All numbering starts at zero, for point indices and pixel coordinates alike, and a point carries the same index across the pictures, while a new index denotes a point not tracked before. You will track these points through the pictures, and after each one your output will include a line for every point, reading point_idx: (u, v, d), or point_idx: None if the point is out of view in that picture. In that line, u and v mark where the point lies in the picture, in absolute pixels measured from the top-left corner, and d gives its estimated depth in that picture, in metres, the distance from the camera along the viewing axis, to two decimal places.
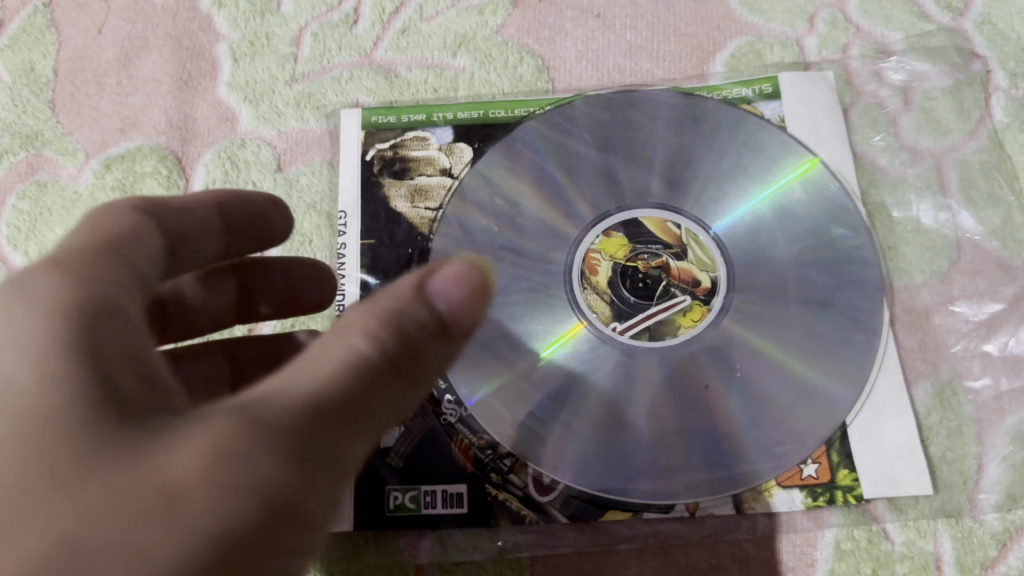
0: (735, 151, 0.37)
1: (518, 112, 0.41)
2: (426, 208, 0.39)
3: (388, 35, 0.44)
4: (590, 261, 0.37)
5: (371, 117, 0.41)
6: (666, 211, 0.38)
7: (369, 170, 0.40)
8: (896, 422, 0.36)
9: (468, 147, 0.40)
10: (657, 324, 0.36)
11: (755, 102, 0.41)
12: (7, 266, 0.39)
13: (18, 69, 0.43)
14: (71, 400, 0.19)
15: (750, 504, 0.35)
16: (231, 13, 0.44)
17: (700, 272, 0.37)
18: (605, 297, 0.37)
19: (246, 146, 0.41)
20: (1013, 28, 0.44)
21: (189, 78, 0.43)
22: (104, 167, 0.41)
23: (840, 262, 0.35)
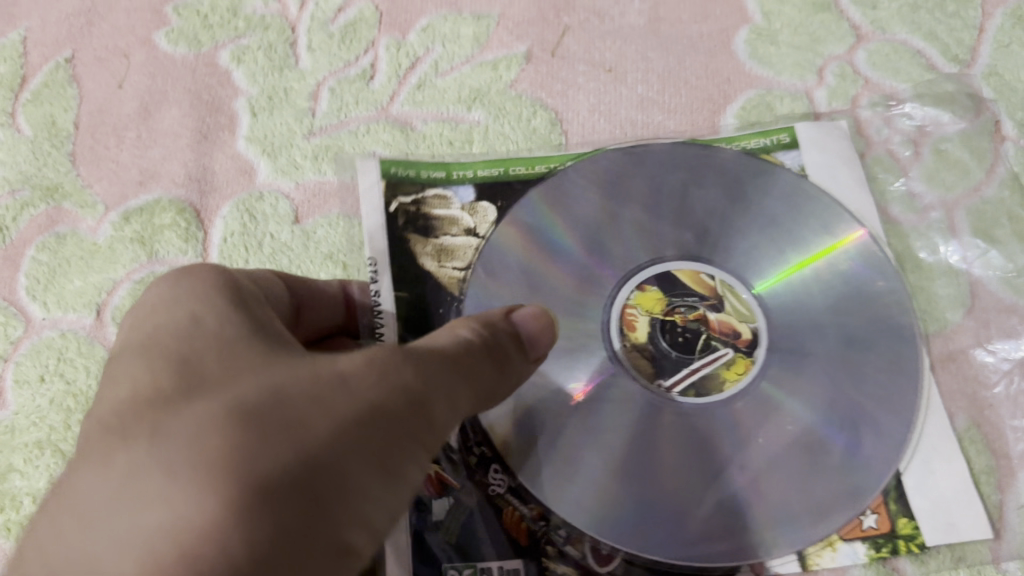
0: (759, 197, 0.38)
1: (540, 168, 0.42)
2: (453, 268, 0.38)
3: (403, 90, 0.45)
4: (627, 317, 0.37)
5: (390, 169, 0.41)
6: (697, 264, 0.37)
7: (394, 225, 0.40)
8: (947, 467, 0.36)
9: (491, 206, 0.40)
10: (701, 379, 0.35)
11: (774, 153, 0.42)
12: (25, 317, 0.40)
13: (39, 123, 0.44)
14: (243, 328, 0.25)
15: (813, 559, 0.35)
16: (250, 69, 0.45)
17: (739, 323, 0.37)
18: (644, 354, 0.36)
19: (264, 199, 0.42)
20: (1019, 79, 0.45)
21: (208, 132, 0.43)
22: (123, 219, 0.41)
23: (861, 308, 0.36)
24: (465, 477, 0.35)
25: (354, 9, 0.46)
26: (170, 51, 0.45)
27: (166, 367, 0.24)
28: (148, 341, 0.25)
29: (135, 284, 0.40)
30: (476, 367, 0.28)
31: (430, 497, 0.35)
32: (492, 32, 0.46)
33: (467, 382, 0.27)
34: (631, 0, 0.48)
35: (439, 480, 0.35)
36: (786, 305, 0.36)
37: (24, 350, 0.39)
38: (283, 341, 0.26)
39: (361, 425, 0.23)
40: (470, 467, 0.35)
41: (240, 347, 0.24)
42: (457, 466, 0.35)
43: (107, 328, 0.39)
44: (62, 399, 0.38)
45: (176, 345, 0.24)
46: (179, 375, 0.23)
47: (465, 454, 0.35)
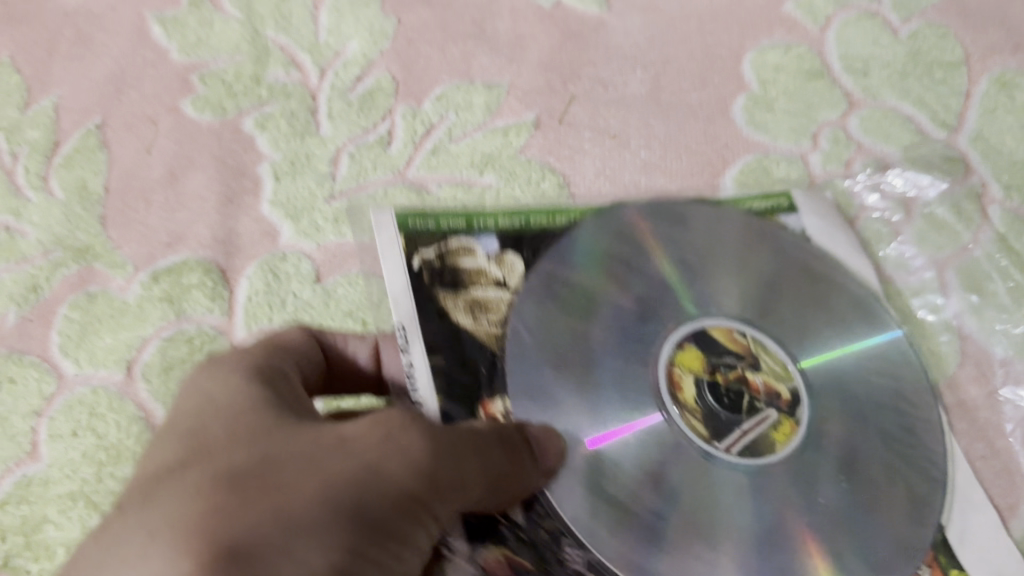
0: (767, 260, 0.39)
1: (557, 221, 0.42)
2: (491, 322, 0.36)
3: (419, 155, 0.47)
4: (674, 376, 0.35)
5: (409, 220, 0.40)
6: (730, 322, 0.37)
7: (420, 281, 0.37)
8: (982, 517, 0.38)
9: (517, 259, 0.39)
10: (755, 439, 0.34)
11: (779, 215, 0.44)
12: (57, 373, 0.41)
13: (71, 186, 0.46)
14: (265, 403, 0.29)
15: None
16: (273, 135, 0.47)
17: (777, 381, 0.36)
18: (698, 415, 0.34)
19: (286, 259, 0.44)
20: (1003, 143, 0.47)
21: (233, 195, 0.46)
22: (152, 279, 0.43)
23: (866, 362, 0.37)
24: (536, 558, 0.31)
25: (371, 79, 0.49)
26: (196, 118, 0.48)
27: (186, 441, 0.27)
28: (182, 418, 0.29)
29: (164, 341, 0.42)
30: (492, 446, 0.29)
31: None
32: (503, 101, 0.49)
33: (478, 457, 0.28)
34: (633, 70, 0.50)
35: (508, 562, 0.30)
36: (815, 376, 0.36)
37: (57, 406, 0.41)
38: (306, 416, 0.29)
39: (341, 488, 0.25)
40: (540, 544, 0.31)
41: (255, 419, 0.28)
42: (527, 545, 0.31)
43: (136, 384, 0.41)
44: (94, 452, 0.39)
45: (201, 422, 0.28)
46: (193, 447, 0.27)
47: (536, 527, 0.31)
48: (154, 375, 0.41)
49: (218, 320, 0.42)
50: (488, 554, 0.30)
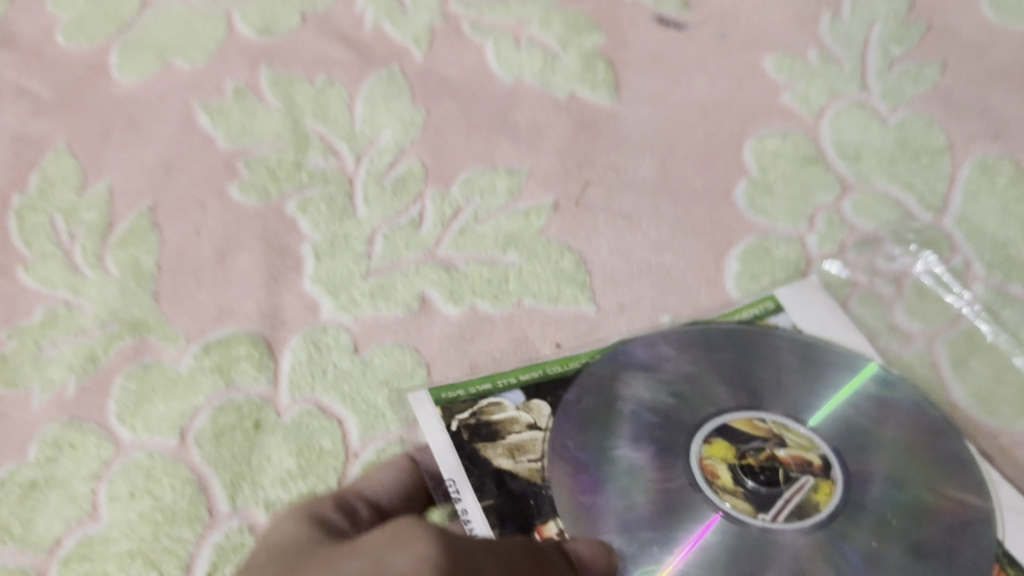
0: (769, 351, 0.41)
1: (572, 364, 0.44)
2: (530, 460, 0.38)
3: (447, 236, 0.51)
4: (708, 467, 0.37)
5: (441, 394, 0.43)
6: (749, 412, 0.39)
7: (459, 439, 0.40)
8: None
9: (542, 402, 0.41)
10: (796, 505, 0.36)
11: (767, 317, 0.47)
12: (115, 439, 0.44)
13: (125, 264, 0.50)
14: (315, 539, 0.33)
15: None
16: (313, 217, 0.51)
17: (805, 452, 0.38)
18: (738, 499, 0.36)
19: (327, 331, 0.47)
20: (986, 223, 0.51)
21: (277, 273, 0.49)
22: (203, 350, 0.47)
23: (883, 421, 0.39)
24: None
25: (403, 165, 0.53)
26: (242, 201, 0.52)
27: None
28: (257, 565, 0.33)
29: (214, 410, 0.45)
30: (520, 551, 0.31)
31: None
32: (524, 185, 0.53)
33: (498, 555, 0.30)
34: (643, 157, 0.54)
35: None
36: (824, 431, 0.38)
37: (115, 470, 0.44)
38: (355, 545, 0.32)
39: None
40: None
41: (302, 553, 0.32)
42: None
43: (189, 449, 0.44)
44: (151, 513, 0.42)
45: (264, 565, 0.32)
46: None
47: None
48: (206, 440, 0.44)
49: (263, 389, 0.46)
50: None
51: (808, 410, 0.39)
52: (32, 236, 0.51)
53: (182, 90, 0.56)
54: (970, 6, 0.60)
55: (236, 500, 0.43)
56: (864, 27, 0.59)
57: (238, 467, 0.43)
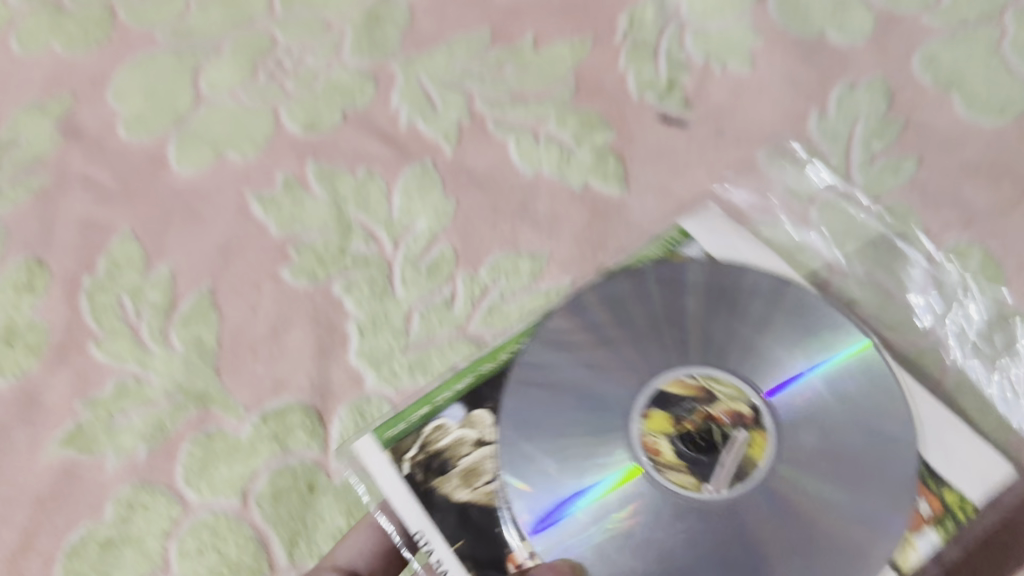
0: (698, 303, 0.49)
1: (502, 357, 0.50)
2: (482, 484, 0.46)
3: (477, 313, 0.56)
4: (650, 444, 0.46)
5: (385, 434, 0.49)
6: (678, 372, 0.47)
7: (414, 481, 0.47)
8: (954, 436, 0.48)
9: (481, 411, 0.48)
10: (733, 465, 0.45)
11: (677, 250, 0.56)
12: (183, 500, 0.50)
13: (189, 340, 0.55)
14: None
15: (902, 562, 0.44)
16: (357, 297, 0.57)
17: (735, 404, 0.47)
18: (683, 469, 0.45)
19: (371, 403, 0.53)
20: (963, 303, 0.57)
21: (327, 348, 0.55)
22: (262, 418, 0.52)
23: (782, 367, 0.47)
24: None
25: (437, 250, 0.59)
26: (293, 283, 0.57)
27: None
28: None
29: (273, 472, 0.51)
30: None
31: None
32: (546, 267, 0.59)
33: None
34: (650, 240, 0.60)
35: None
36: (755, 386, 0.47)
37: (185, 528, 0.49)
38: None
39: None
40: None
41: None
42: None
43: (250, 509, 0.50)
44: (219, 567, 0.48)
45: None
46: None
47: None
48: (265, 502, 0.50)
49: (316, 454, 0.51)
50: None
51: (739, 362, 0.48)
52: (102, 313, 0.57)
53: (235, 181, 0.62)
54: (946, 103, 0.65)
55: (295, 556, 0.49)
56: (849, 127, 0.65)
57: (297, 527, 0.49)
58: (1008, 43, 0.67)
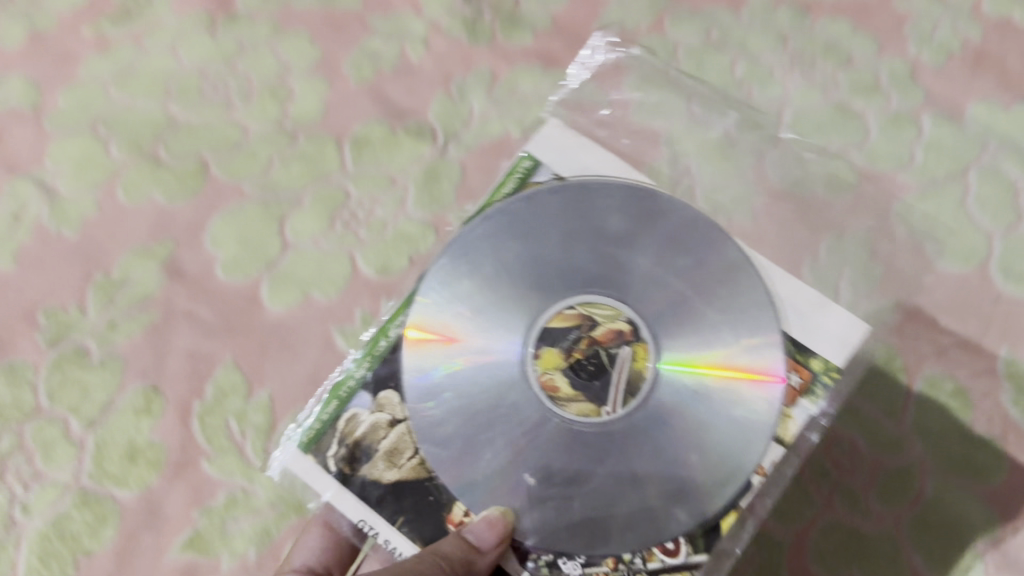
0: (552, 232, 0.72)
1: (390, 333, 0.75)
2: (403, 457, 0.70)
3: None
4: (547, 383, 0.69)
5: (307, 445, 0.72)
6: (556, 307, 0.70)
7: (342, 472, 0.70)
8: (829, 316, 0.73)
9: (387, 393, 0.72)
10: (625, 381, 0.68)
11: (534, 176, 0.81)
12: None
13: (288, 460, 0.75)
14: None
15: (785, 432, 0.69)
16: None
17: (610, 326, 0.70)
18: (580, 398, 0.69)
19: None
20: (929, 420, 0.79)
21: None
22: None
23: (620, 276, 0.71)
24: None
25: None
26: None
27: None
28: None
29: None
30: None
31: None
32: None
33: None
34: None
35: None
36: (621, 305, 0.70)
37: None
38: None
39: None
40: None
41: None
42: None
43: None
44: None
45: None
46: None
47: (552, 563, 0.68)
48: None
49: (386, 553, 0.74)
50: None
51: (603, 277, 0.71)
52: (212, 435, 0.75)
53: (321, 318, 0.80)
54: (922, 251, 0.83)
55: None
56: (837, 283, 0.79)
57: None
58: (972, 199, 0.85)
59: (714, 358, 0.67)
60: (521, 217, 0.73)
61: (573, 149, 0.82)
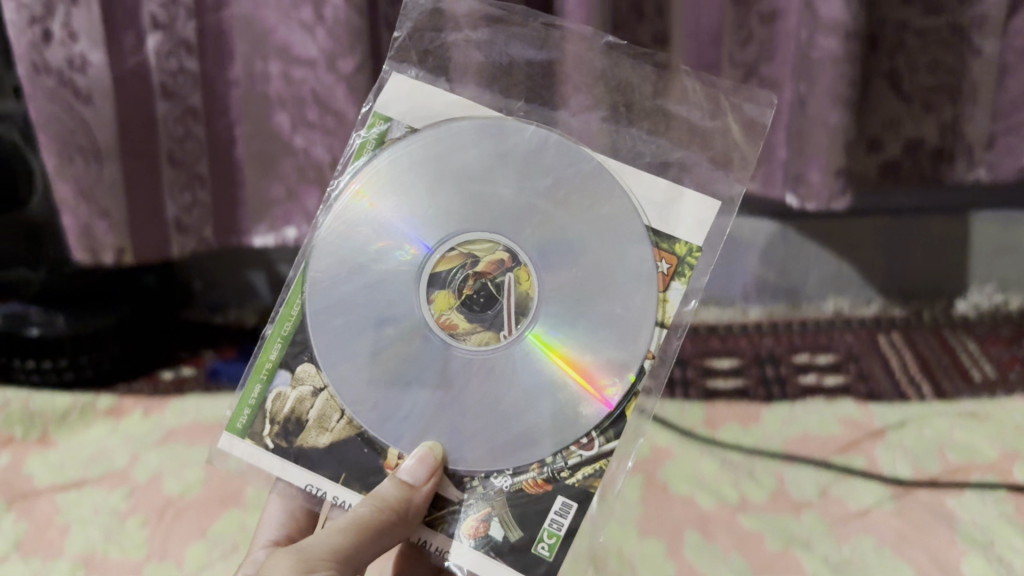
0: (437, 193, 1.09)
1: (292, 311, 1.11)
2: (331, 420, 1.09)
3: None
4: (445, 322, 1.09)
5: (236, 423, 1.12)
6: (440, 255, 1.09)
7: (281, 447, 1.10)
8: (701, 198, 1.08)
9: (306, 367, 1.10)
10: (514, 301, 1.08)
11: (387, 130, 1.14)
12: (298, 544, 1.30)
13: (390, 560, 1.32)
14: (350, 552, 0.99)
15: (666, 318, 1.06)
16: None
17: (493, 263, 1.09)
18: (477, 327, 1.09)
19: None
20: None
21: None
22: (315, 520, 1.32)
23: (474, 206, 1.08)
24: (492, 507, 1.06)
25: None
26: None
27: (350, 570, 1.00)
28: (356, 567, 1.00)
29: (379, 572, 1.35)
30: (342, 535, 0.98)
31: (489, 529, 1.05)
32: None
33: (338, 541, 0.98)
34: None
35: (484, 527, 1.06)
36: (496, 234, 1.08)
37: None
38: (352, 551, 0.99)
39: (336, 551, 0.98)
40: (488, 492, 1.07)
41: (352, 557, 0.99)
42: (487, 507, 1.06)
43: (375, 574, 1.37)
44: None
45: (355, 563, 1.00)
46: (346, 566, 0.99)
47: (482, 484, 1.07)
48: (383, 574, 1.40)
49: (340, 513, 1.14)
50: (479, 514, 1.06)
51: (472, 211, 1.08)
52: None
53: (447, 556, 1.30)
54: None
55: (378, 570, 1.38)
56: None
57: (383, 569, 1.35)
58: None
59: (567, 347, 1.06)
60: (400, 170, 1.10)
61: (422, 93, 1.16)
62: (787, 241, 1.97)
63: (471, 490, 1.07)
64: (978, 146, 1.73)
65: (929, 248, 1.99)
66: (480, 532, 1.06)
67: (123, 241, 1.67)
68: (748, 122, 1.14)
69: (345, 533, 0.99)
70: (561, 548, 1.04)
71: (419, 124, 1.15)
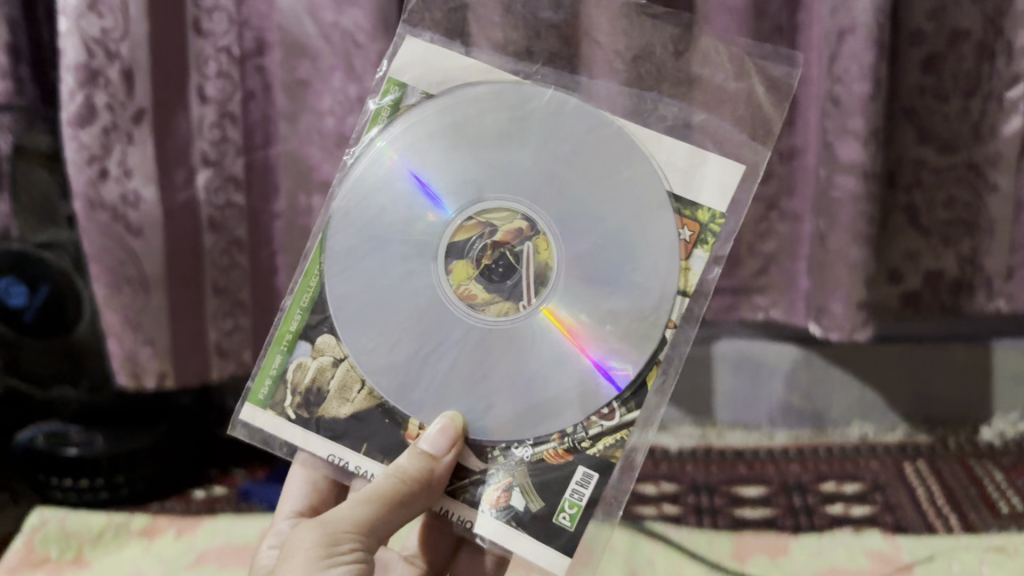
0: (452, 162, 1.11)
1: (311, 286, 1.13)
2: (353, 390, 1.11)
3: None
4: (465, 292, 1.10)
5: (257, 395, 1.14)
6: (457, 225, 1.10)
7: (303, 419, 1.12)
8: (721, 162, 1.10)
9: (326, 338, 1.12)
10: (535, 270, 1.09)
11: (404, 99, 1.16)
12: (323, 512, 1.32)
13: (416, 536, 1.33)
14: (372, 526, 1.02)
15: (687, 287, 1.08)
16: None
17: (511, 229, 1.10)
18: (495, 298, 1.09)
19: None
20: None
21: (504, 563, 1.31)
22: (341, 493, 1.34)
23: (489, 175, 1.10)
24: (514, 477, 1.07)
25: None
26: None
27: (373, 540, 1.04)
28: (380, 537, 1.05)
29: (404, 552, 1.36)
30: (364, 510, 1.02)
31: (510, 499, 1.06)
32: None
33: (360, 516, 1.02)
34: None
35: (505, 498, 1.07)
36: (512, 202, 1.09)
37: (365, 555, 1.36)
38: (375, 526, 1.03)
39: (359, 526, 1.01)
40: (511, 463, 1.08)
41: (374, 531, 1.03)
42: (508, 478, 1.08)
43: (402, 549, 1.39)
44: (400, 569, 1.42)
45: (377, 535, 1.04)
46: (370, 538, 1.03)
47: (504, 454, 1.08)
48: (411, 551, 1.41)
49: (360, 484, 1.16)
50: (501, 484, 1.08)
51: (487, 182, 1.10)
52: None
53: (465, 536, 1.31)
54: None
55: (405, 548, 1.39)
56: None
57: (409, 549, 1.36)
58: None
59: (582, 317, 1.07)
60: (417, 142, 1.12)
61: (438, 56, 1.17)
62: (811, 367, 2.02)
63: (494, 459, 1.09)
64: (997, 276, 1.73)
65: (952, 373, 2.00)
66: (501, 502, 1.07)
67: (165, 366, 1.72)
68: (770, 81, 1.19)
69: (367, 510, 1.02)
70: (583, 519, 1.05)
71: (434, 89, 1.16)
